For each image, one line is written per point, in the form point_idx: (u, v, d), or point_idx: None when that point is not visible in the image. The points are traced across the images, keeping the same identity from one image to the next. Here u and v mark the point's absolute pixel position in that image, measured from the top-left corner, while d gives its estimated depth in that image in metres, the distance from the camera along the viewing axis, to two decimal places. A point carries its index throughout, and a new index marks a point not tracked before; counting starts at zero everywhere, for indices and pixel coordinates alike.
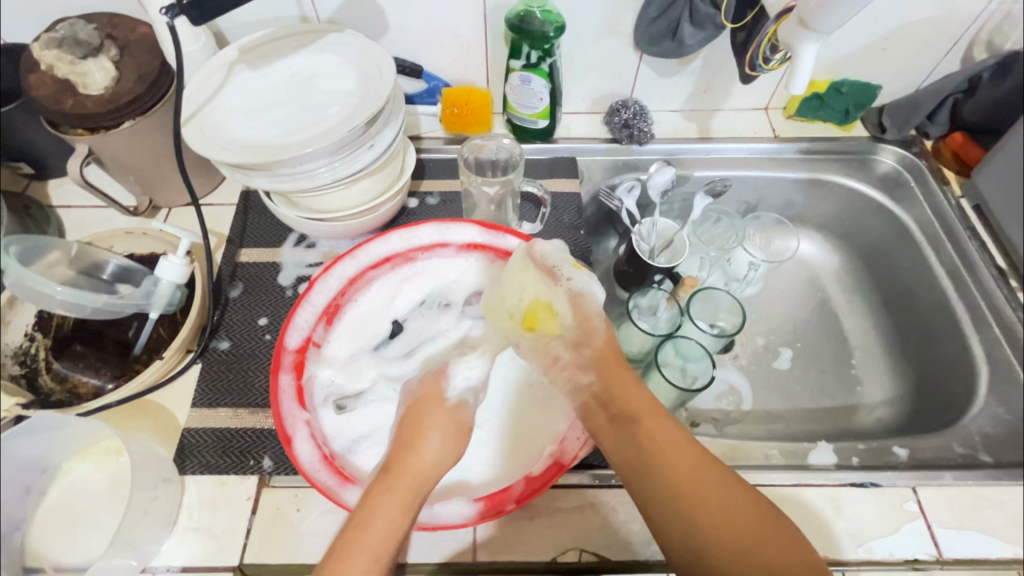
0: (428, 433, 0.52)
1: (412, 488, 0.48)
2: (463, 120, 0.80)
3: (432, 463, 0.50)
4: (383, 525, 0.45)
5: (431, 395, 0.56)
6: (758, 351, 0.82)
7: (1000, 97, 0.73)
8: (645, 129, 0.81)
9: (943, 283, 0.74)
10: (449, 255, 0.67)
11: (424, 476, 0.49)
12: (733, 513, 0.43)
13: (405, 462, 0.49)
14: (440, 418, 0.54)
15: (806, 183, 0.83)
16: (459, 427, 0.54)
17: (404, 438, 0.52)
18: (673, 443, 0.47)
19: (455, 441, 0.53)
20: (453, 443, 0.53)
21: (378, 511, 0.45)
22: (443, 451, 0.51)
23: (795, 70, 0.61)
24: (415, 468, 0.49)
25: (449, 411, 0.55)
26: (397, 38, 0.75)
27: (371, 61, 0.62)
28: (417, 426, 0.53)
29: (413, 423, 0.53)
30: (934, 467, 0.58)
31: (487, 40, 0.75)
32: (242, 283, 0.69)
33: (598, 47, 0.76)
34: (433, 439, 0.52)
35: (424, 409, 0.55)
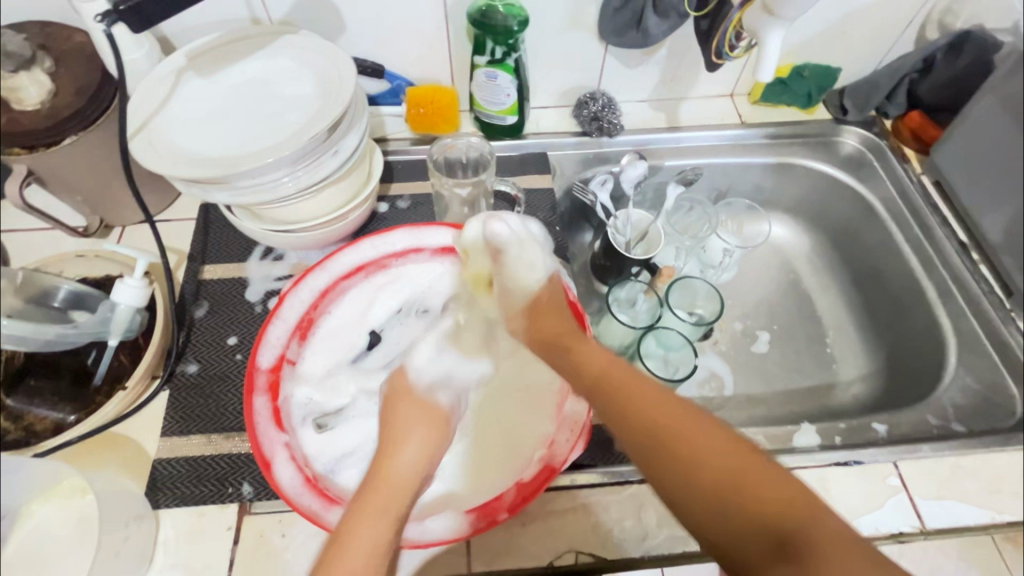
0: (404, 439, 0.51)
1: (394, 497, 0.46)
2: (429, 119, 0.77)
3: (411, 465, 0.49)
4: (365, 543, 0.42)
5: (401, 389, 0.56)
6: (737, 336, 0.83)
7: (954, 76, 0.75)
8: (614, 120, 0.80)
9: (910, 260, 0.75)
10: (424, 260, 0.65)
11: (404, 479, 0.48)
12: (712, 455, 0.40)
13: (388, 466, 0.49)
14: (415, 416, 0.53)
15: (773, 168, 0.84)
16: (437, 426, 0.53)
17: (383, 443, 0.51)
18: (643, 400, 0.44)
19: (431, 442, 0.52)
20: (430, 447, 0.51)
21: (360, 529, 0.43)
22: (420, 455, 0.50)
23: (762, 58, 0.61)
24: (390, 472, 0.48)
25: (426, 407, 0.54)
26: (354, 38, 0.73)
27: (328, 61, 0.60)
28: (395, 423, 0.52)
29: (392, 422, 0.53)
30: (912, 441, 0.59)
31: (450, 36, 0.73)
32: (207, 302, 0.65)
33: (563, 39, 0.75)
34: (410, 443, 0.51)
35: (398, 414, 0.53)
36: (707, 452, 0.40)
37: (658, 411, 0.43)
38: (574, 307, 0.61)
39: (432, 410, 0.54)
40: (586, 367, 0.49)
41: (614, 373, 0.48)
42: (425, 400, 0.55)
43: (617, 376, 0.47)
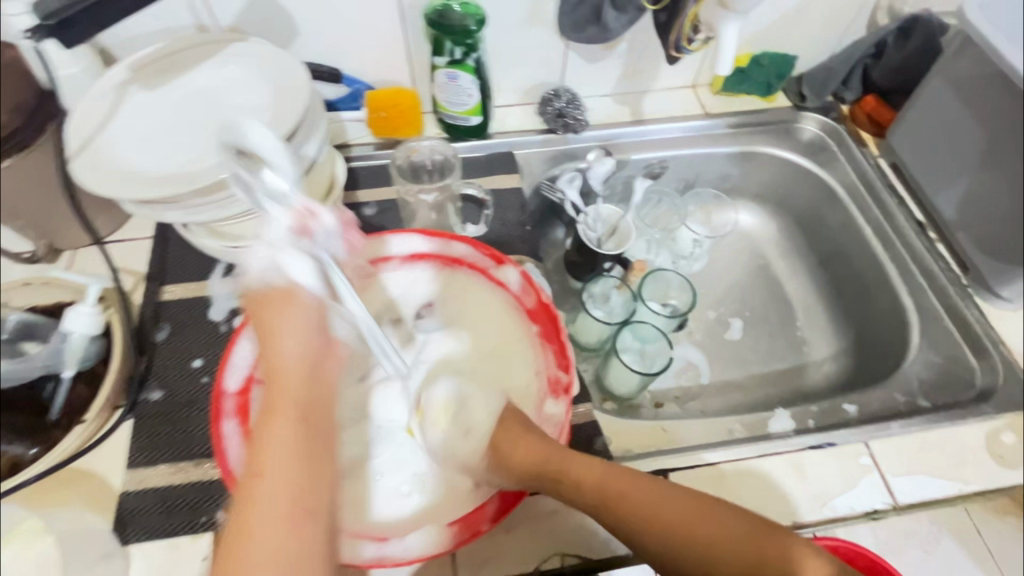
0: (279, 338, 0.51)
1: (291, 399, 0.51)
2: (391, 123, 0.76)
3: (288, 360, 0.52)
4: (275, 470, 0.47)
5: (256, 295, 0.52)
6: (710, 324, 0.85)
7: (904, 60, 0.78)
8: (579, 118, 0.81)
9: (871, 241, 0.76)
10: (393, 268, 0.64)
11: (293, 374, 0.52)
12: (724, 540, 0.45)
13: (278, 371, 0.52)
14: (282, 316, 0.51)
15: (738, 157, 0.86)
16: (295, 311, 0.51)
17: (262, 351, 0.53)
18: (647, 500, 0.47)
19: (304, 331, 0.52)
20: (309, 335, 0.52)
21: (268, 455, 0.47)
22: (299, 349, 0.52)
23: (719, 51, 0.63)
24: (275, 375, 0.52)
25: (282, 300, 0.51)
26: (308, 43, 0.70)
27: (282, 69, 0.58)
28: (263, 326, 0.52)
29: (259, 325, 0.53)
30: (881, 419, 0.61)
31: (407, 37, 0.72)
32: (169, 324, 0.63)
33: (523, 36, 0.74)
34: (286, 338, 0.51)
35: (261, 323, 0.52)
36: (721, 538, 0.45)
37: (664, 509, 0.47)
38: (546, 309, 0.60)
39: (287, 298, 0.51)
40: (586, 482, 0.49)
41: (609, 484, 0.49)
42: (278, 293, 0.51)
43: (611, 486, 0.49)
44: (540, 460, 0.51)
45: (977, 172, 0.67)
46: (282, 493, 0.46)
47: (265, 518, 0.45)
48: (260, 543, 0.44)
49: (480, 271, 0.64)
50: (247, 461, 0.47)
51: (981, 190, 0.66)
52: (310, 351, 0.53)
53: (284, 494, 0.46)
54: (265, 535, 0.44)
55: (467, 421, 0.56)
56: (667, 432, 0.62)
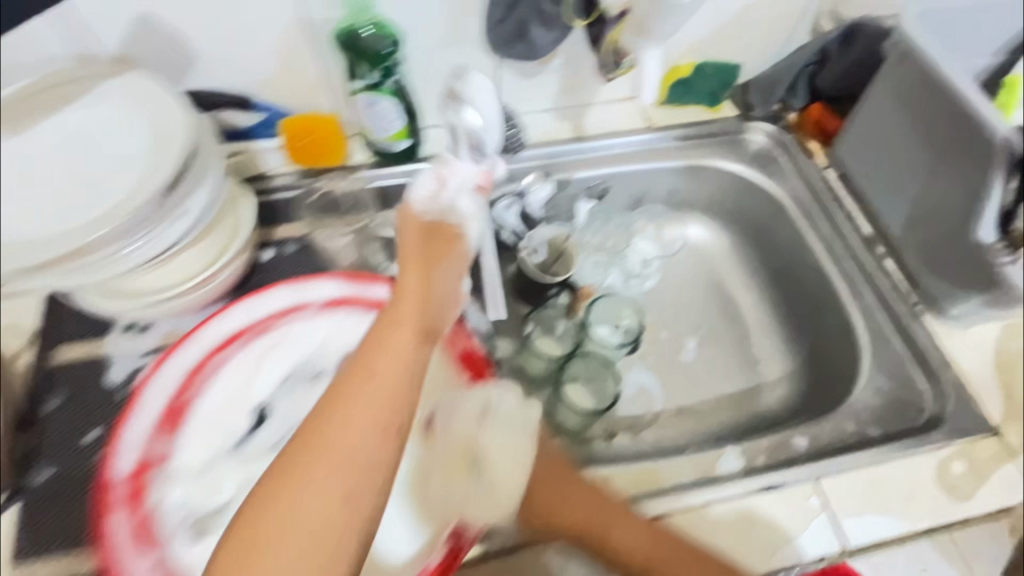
0: (434, 264, 0.51)
1: (419, 310, 0.47)
2: (311, 151, 0.70)
3: (435, 286, 0.50)
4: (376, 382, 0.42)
5: (409, 222, 0.53)
6: (663, 346, 0.81)
7: (852, 64, 0.74)
8: (513, 135, 0.75)
9: (820, 258, 0.74)
10: (310, 316, 0.60)
11: (432, 297, 0.49)
12: None
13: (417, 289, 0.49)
14: (436, 245, 0.52)
15: (685, 171, 0.82)
16: (446, 250, 0.52)
17: (405, 266, 0.51)
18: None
19: (451, 270, 0.52)
20: (450, 271, 0.52)
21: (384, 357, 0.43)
22: (449, 285, 0.51)
23: (643, 77, 0.64)
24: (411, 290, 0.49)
25: (441, 235, 0.53)
26: (209, 68, 0.64)
27: (153, 105, 0.51)
28: (420, 246, 0.52)
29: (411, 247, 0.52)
30: (832, 454, 0.58)
31: (319, 58, 0.65)
32: (63, 392, 0.57)
33: (448, 54, 0.69)
34: (436, 268, 0.51)
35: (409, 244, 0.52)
36: None
37: None
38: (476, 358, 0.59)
39: (439, 230, 0.53)
40: (629, 554, 0.52)
41: (658, 558, 0.51)
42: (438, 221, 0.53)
43: (660, 557, 0.51)
44: (586, 521, 0.53)
45: (929, 179, 0.63)
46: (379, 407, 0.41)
47: (359, 415, 0.40)
48: (333, 457, 0.39)
49: None
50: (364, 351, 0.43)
51: (935, 192, 0.63)
52: (450, 291, 0.51)
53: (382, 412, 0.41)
54: (360, 427, 0.40)
55: (495, 473, 0.54)
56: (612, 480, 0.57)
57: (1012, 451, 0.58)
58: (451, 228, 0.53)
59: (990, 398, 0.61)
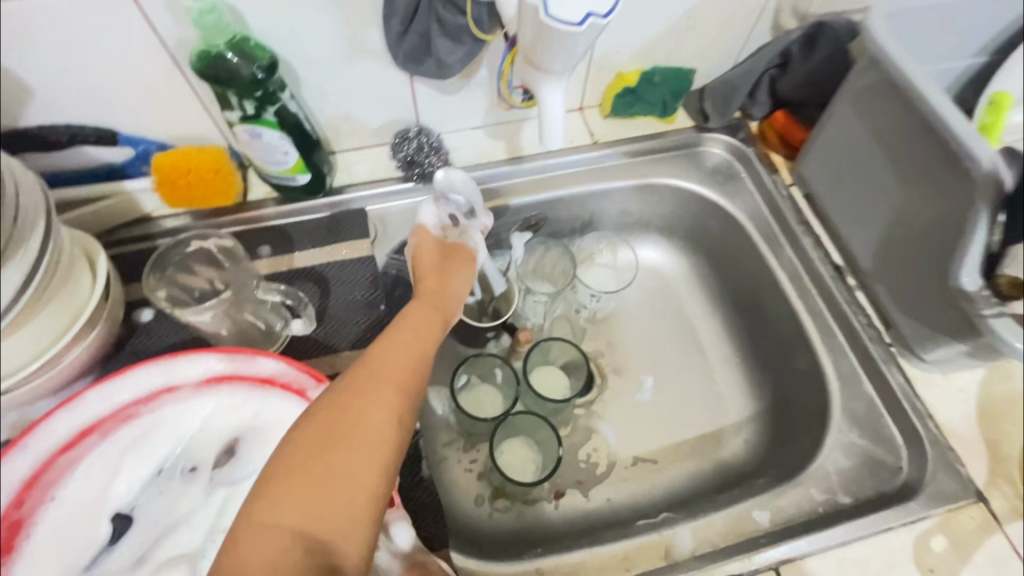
0: (452, 271, 0.56)
1: (441, 302, 0.53)
2: (194, 191, 0.60)
3: (456, 289, 0.55)
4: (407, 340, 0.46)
5: (427, 241, 0.58)
6: (617, 386, 0.73)
7: (810, 73, 0.66)
8: (437, 164, 0.67)
9: (787, 292, 0.66)
10: (184, 398, 0.51)
11: (451, 295, 0.54)
12: None
13: (443, 288, 0.54)
14: (449, 257, 0.58)
15: (635, 191, 0.73)
16: (464, 259, 0.58)
17: (424, 272, 0.56)
18: None
19: (470, 275, 0.57)
20: (467, 276, 0.57)
21: (411, 326, 0.48)
22: (466, 286, 0.56)
23: (545, 118, 0.50)
24: (431, 290, 0.54)
25: (453, 247, 0.59)
26: (51, 100, 0.53)
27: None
28: (439, 258, 0.57)
29: (431, 262, 0.57)
30: (797, 534, 0.51)
31: (192, 82, 0.55)
32: None
33: (348, 72, 0.59)
34: (460, 273, 0.57)
35: (428, 257, 0.57)
36: None
37: None
38: None
39: (455, 249, 0.59)
40: None
41: None
42: (457, 244, 0.59)
43: None
44: None
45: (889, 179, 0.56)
46: (416, 359, 0.45)
47: (393, 366, 0.43)
48: (374, 397, 0.41)
49: (297, 391, 0.50)
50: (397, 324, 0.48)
51: (908, 216, 0.55)
52: (465, 290, 0.56)
53: (416, 359, 0.45)
54: (393, 375, 0.43)
55: None
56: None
57: (996, 518, 0.52)
58: (467, 248, 0.59)
59: (971, 457, 0.54)
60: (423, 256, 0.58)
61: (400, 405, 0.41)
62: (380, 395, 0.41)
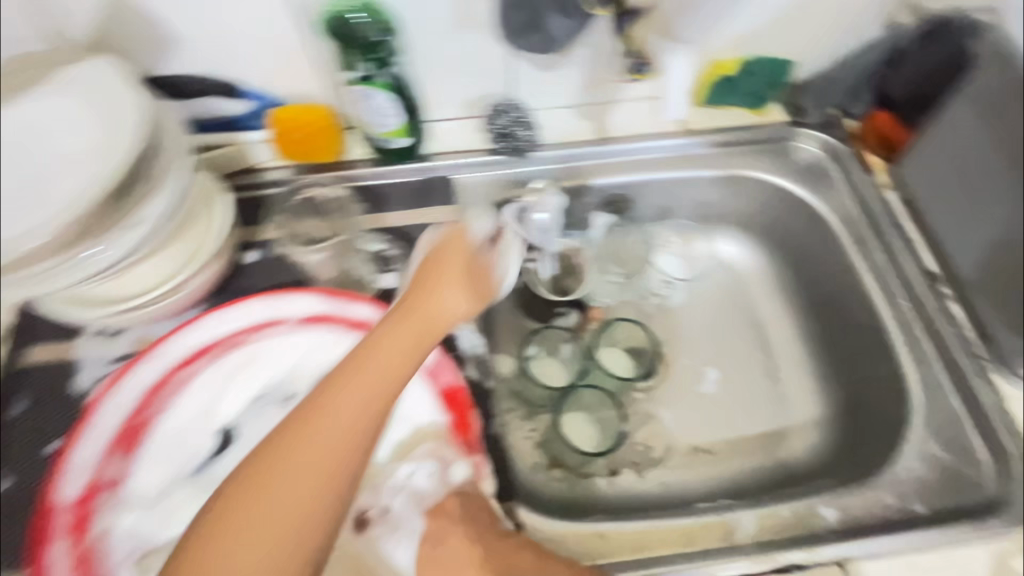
0: (438, 293, 0.49)
1: (417, 331, 0.47)
2: (304, 145, 0.65)
3: (444, 312, 0.49)
4: (356, 403, 0.42)
5: (445, 247, 0.53)
6: (680, 376, 0.73)
7: (931, 70, 0.64)
8: (527, 136, 0.69)
9: (874, 296, 0.64)
10: (285, 332, 0.55)
11: (437, 322, 0.48)
12: None
13: (432, 315, 0.48)
14: (455, 267, 0.52)
15: (719, 182, 0.72)
16: (461, 283, 0.50)
17: (412, 295, 0.49)
18: None
19: (468, 293, 0.50)
20: (471, 296, 0.50)
21: (346, 393, 0.42)
22: (452, 305, 0.49)
23: None
24: (423, 312, 0.48)
25: (463, 260, 0.53)
26: (192, 51, 0.58)
27: (104, 97, 0.46)
28: (432, 271, 0.51)
29: (423, 277, 0.51)
30: (866, 532, 0.50)
31: (312, 43, 0.59)
32: (31, 395, 0.55)
33: (457, 41, 0.61)
34: (446, 293, 0.49)
35: (444, 269, 0.51)
36: None
37: None
38: (461, 394, 0.52)
39: (477, 273, 0.53)
40: None
41: None
42: (463, 265, 0.52)
43: None
44: None
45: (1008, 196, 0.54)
46: (365, 416, 0.42)
47: (307, 451, 0.40)
48: (259, 493, 0.39)
49: None
50: (330, 379, 0.43)
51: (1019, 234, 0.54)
52: (455, 314, 0.49)
53: (373, 399, 0.42)
54: (308, 456, 0.40)
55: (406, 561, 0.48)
56: (605, 539, 0.52)
57: None
58: (479, 265, 0.53)
59: None
60: (431, 260, 0.52)
61: (319, 503, 0.39)
62: (270, 487, 0.39)
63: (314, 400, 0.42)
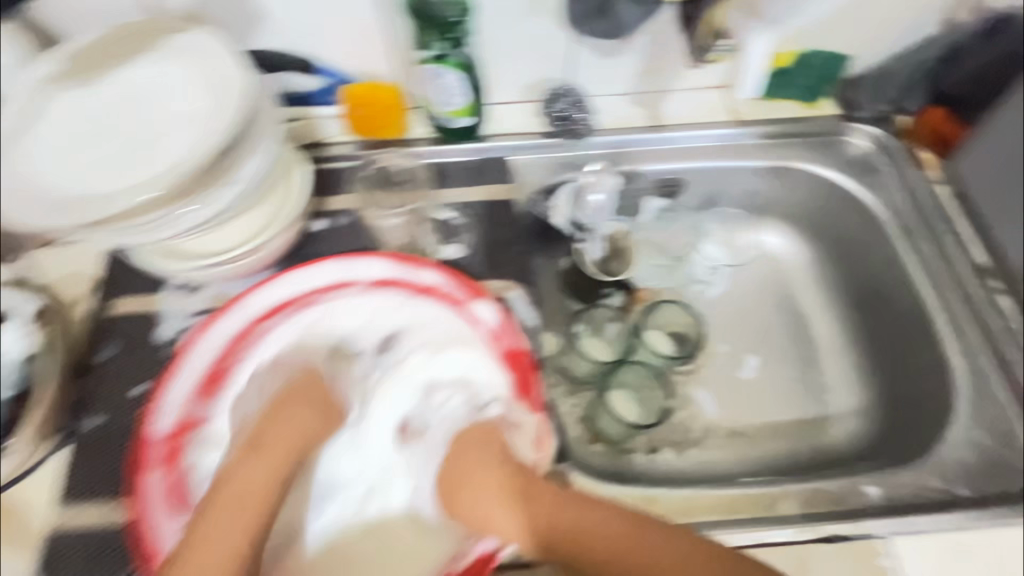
0: (301, 414, 0.53)
1: (275, 463, 0.51)
2: (371, 121, 0.68)
3: (303, 440, 0.52)
4: (250, 484, 0.49)
5: (299, 377, 0.55)
6: (721, 360, 0.74)
7: (983, 66, 0.67)
8: (582, 119, 0.72)
9: (921, 287, 0.66)
10: (355, 294, 0.58)
11: (290, 451, 0.52)
12: None
13: (258, 437, 0.51)
14: (308, 396, 0.54)
15: (768, 172, 0.74)
16: (324, 414, 0.54)
17: (260, 422, 0.53)
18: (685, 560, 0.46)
19: (304, 420, 0.53)
20: (314, 428, 0.53)
21: (230, 498, 0.48)
22: (307, 430, 0.53)
23: None
24: (289, 439, 0.52)
25: (317, 395, 0.54)
26: (276, 27, 0.62)
27: (209, 63, 0.50)
28: (281, 399, 0.53)
29: (277, 401, 0.54)
30: (911, 510, 0.52)
31: (388, 22, 0.62)
32: (117, 342, 0.58)
33: (525, 26, 0.64)
34: (296, 419, 0.52)
35: (296, 396, 0.53)
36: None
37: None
38: (518, 358, 0.55)
39: (326, 411, 0.54)
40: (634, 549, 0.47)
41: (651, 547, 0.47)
42: (325, 398, 0.55)
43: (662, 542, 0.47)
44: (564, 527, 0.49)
45: None
46: (247, 520, 0.48)
47: (217, 548, 0.46)
48: None
49: (451, 303, 0.57)
50: (223, 488, 0.49)
51: None
52: (302, 443, 0.52)
53: (271, 482, 0.50)
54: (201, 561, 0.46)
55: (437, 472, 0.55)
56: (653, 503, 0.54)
57: None
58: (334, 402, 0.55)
59: None
60: (287, 392, 0.54)
61: None
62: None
63: (217, 486, 0.49)
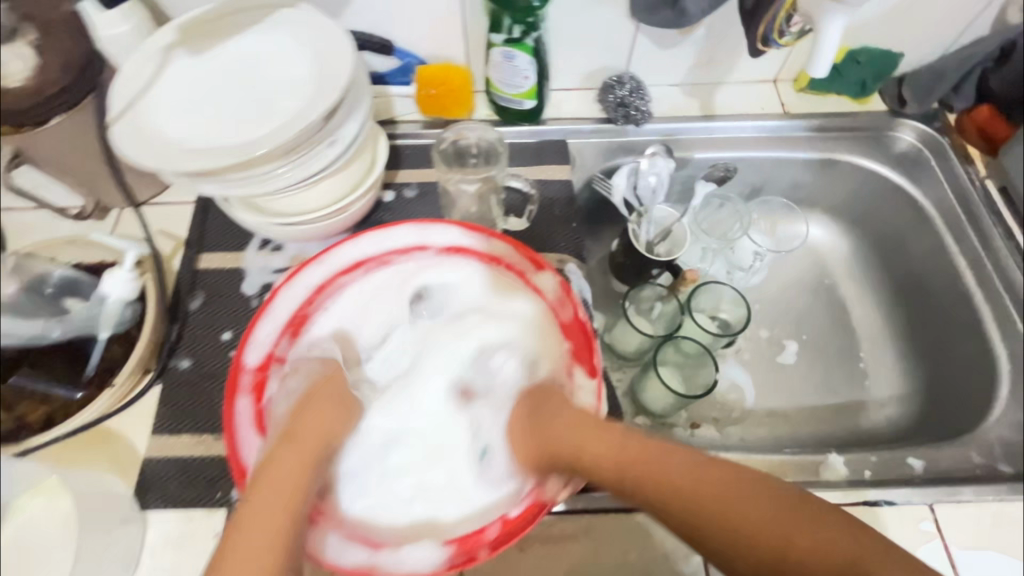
0: (326, 411, 0.54)
1: (312, 450, 0.51)
2: (439, 101, 0.72)
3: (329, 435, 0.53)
4: (289, 472, 0.48)
5: (325, 377, 0.57)
6: (762, 344, 0.77)
7: None
8: (642, 108, 0.74)
9: (966, 275, 0.68)
10: (428, 258, 0.62)
11: (321, 441, 0.52)
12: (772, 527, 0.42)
13: (292, 425, 0.52)
14: (329, 393, 0.56)
15: (816, 164, 0.76)
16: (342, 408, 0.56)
17: (293, 414, 0.53)
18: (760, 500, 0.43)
19: (336, 413, 0.55)
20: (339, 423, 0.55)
21: (275, 476, 0.47)
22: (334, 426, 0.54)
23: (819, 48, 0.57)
24: (319, 428, 0.53)
25: (337, 392, 0.56)
26: (361, 9, 0.66)
27: (313, 38, 0.55)
28: (309, 395, 0.55)
29: (305, 400, 0.54)
30: (954, 481, 0.55)
31: (465, 9, 0.67)
32: (203, 293, 0.63)
33: (592, 16, 0.68)
34: (325, 415, 0.54)
35: (318, 393, 0.55)
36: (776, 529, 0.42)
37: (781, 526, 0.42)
38: (581, 326, 0.58)
39: (343, 406, 0.56)
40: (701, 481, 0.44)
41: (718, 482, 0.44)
42: (343, 397, 0.57)
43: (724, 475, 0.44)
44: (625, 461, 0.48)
45: None
46: (290, 492, 0.47)
47: (264, 519, 0.44)
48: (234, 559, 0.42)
49: (518, 272, 0.61)
50: (262, 467, 0.48)
51: None
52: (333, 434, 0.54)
53: (307, 464, 0.49)
54: (251, 529, 0.44)
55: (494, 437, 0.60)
56: None
57: None
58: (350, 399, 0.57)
59: None
60: (315, 386, 0.56)
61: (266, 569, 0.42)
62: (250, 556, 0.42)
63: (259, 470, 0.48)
